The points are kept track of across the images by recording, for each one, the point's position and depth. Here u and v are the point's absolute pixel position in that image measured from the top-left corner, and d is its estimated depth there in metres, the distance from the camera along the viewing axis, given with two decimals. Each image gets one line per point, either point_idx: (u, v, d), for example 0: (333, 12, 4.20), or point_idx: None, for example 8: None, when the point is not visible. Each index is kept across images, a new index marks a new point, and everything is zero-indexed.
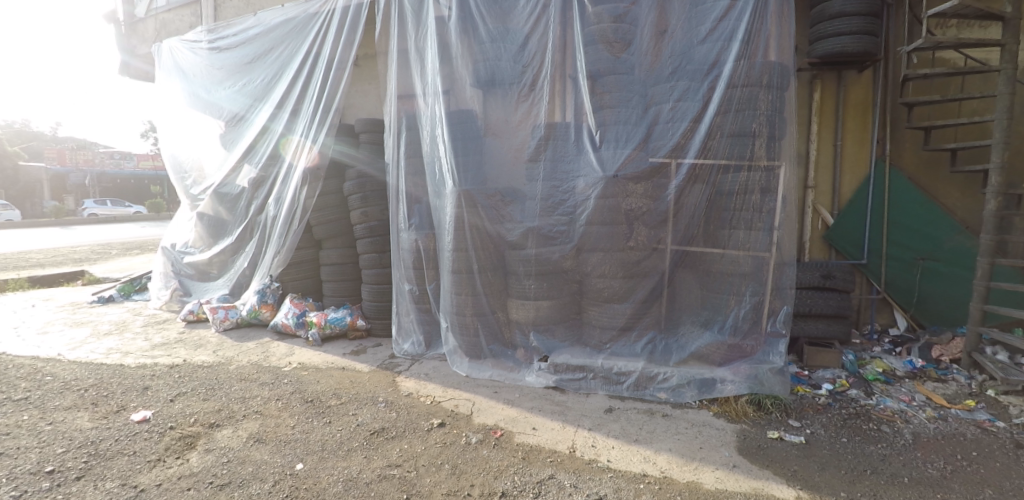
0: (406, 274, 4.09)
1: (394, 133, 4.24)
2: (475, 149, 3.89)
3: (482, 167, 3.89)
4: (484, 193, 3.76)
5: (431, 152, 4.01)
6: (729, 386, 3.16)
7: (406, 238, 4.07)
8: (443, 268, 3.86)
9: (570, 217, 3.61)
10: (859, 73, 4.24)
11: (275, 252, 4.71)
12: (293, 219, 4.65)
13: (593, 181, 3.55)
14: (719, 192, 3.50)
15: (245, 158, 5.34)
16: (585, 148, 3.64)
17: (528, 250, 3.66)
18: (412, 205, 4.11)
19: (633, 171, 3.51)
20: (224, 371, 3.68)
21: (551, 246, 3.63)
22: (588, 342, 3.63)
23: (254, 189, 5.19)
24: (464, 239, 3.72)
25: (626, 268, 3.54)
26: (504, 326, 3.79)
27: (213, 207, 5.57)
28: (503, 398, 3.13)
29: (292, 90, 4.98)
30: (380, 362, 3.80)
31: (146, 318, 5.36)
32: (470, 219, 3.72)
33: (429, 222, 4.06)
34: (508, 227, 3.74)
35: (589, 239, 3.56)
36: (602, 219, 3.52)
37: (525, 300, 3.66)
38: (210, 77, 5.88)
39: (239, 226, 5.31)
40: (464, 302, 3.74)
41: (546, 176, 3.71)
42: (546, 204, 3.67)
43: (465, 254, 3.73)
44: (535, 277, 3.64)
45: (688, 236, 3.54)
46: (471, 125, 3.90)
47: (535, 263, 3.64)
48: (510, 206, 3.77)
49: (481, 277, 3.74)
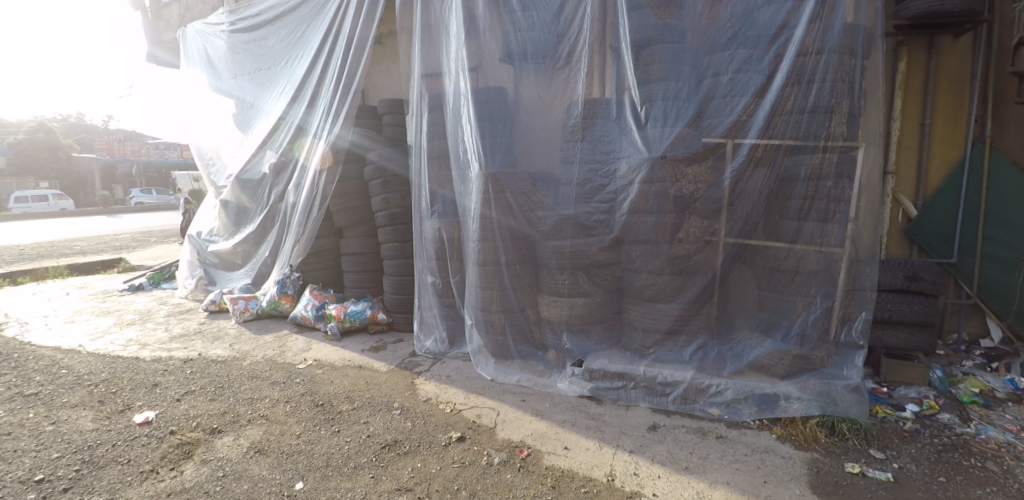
0: (428, 266, 3.79)
1: (417, 114, 3.92)
2: (505, 129, 3.52)
3: (513, 148, 3.52)
4: (513, 177, 3.38)
5: (457, 133, 3.66)
6: (795, 405, 2.72)
7: (430, 227, 3.75)
8: (469, 259, 3.53)
9: (611, 205, 3.19)
10: (956, 37, 3.60)
11: (294, 240, 4.49)
12: (313, 206, 4.42)
13: (637, 164, 3.11)
14: (786, 176, 3.01)
15: (267, 143, 5.14)
16: (629, 125, 3.20)
17: (562, 241, 3.26)
18: (436, 190, 3.78)
19: (684, 153, 3.05)
20: (236, 368, 3.52)
21: (588, 237, 3.22)
22: (628, 346, 3.21)
23: (275, 176, 4.99)
24: (491, 228, 3.37)
25: (674, 264, 3.10)
26: (534, 326, 3.43)
27: (234, 195, 5.42)
28: (531, 408, 2.78)
29: (313, 72, 4.71)
30: (400, 361, 3.52)
31: (170, 308, 5.34)
32: (498, 206, 3.35)
33: (453, 210, 3.72)
34: (540, 215, 3.34)
35: (633, 230, 3.13)
36: (648, 207, 3.08)
37: (557, 297, 3.28)
38: (233, 61, 5.70)
39: (261, 214, 5.14)
40: (490, 297, 3.40)
41: (585, 157, 3.29)
42: (583, 189, 3.26)
43: (492, 245, 3.38)
44: (570, 271, 3.24)
45: (748, 228, 3.06)
46: (500, 104, 3.54)
47: (569, 256, 3.22)
48: (543, 192, 3.38)
49: (510, 271, 3.38)
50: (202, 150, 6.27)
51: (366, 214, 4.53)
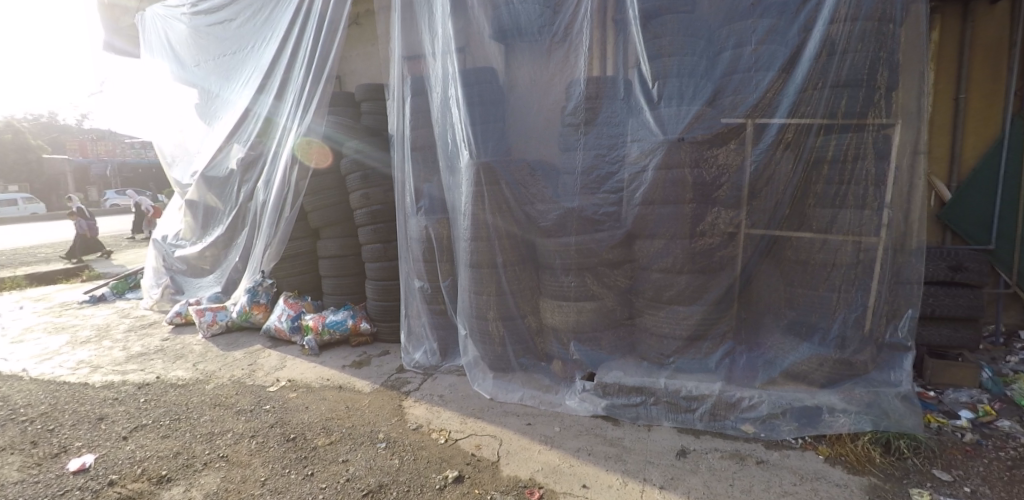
0: (415, 269, 3.37)
1: (398, 99, 3.49)
2: (497, 113, 3.10)
3: (506, 136, 3.11)
4: (509, 168, 2.98)
5: (443, 119, 3.23)
6: (841, 420, 2.38)
7: (415, 225, 3.33)
8: (460, 261, 3.13)
9: (621, 196, 2.80)
10: (993, 3, 3.25)
11: (265, 243, 4.03)
12: (285, 205, 3.96)
13: (650, 149, 2.73)
14: (821, 158, 2.63)
15: (234, 136, 4.66)
16: (639, 105, 2.81)
17: (566, 239, 2.86)
18: (421, 184, 3.35)
19: (704, 134, 2.67)
20: (198, 394, 3.10)
21: (596, 233, 2.82)
22: (645, 355, 2.83)
23: (243, 172, 4.51)
24: (485, 225, 2.97)
25: (695, 260, 2.70)
26: (536, 334, 3.04)
27: (200, 194, 4.93)
28: (539, 434, 2.41)
29: (282, 56, 4.22)
30: (386, 379, 3.11)
31: (132, 321, 4.86)
32: (492, 202, 2.95)
33: (441, 205, 3.29)
34: (540, 209, 2.94)
35: (647, 224, 2.74)
36: (664, 196, 2.69)
37: (563, 302, 2.89)
38: (196, 47, 5.19)
39: (230, 214, 4.66)
40: (486, 304, 3.01)
41: (589, 142, 2.89)
42: (589, 178, 2.85)
43: (486, 244, 2.98)
44: (577, 273, 2.84)
45: (779, 217, 2.69)
46: (491, 85, 3.12)
47: (575, 255, 2.83)
48: (542, 183, 2.97)
49: (507, 274, 2.99)
50: (167, 145, 5.74)
51: (345, 212, 4.05)
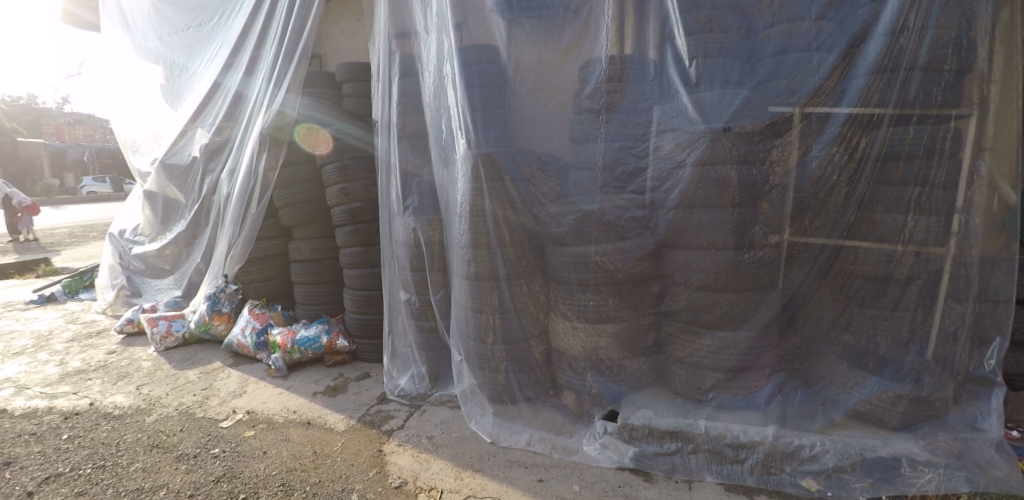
0: (400, 278, 2.85)
1: (384, 80, 2.95)
2: (500, 96, 2.59)
3: (511, 123, 2.60)
4: (514, 161, 2.47)
5: (436, 102, 2.70)
6: (926, 477, 1.96)
7: (402, 227, 2.81)
8: (455, 271, 2.62)
9: (651, 196, 2.30)
10: None
11: (227, 244, 3.48)
12: (250, 200, 3.41)
13: (686, 141, 2.24)
14: (906, 150, 2.10)
15: (197, 120, 4.07)
16: (674, 87, 2.29)
17: (583, 248, 2.33)
18: (407, 177, 2.81)
19: (753, 122, 2.16)
20: (135, 429, 2.56)
21: (621, 240, 2.30)
22: (676, 388, 2.36)
23: (206, 161, 3.94)
24: (485, 230, 2.46)
25: (743, 276, 2.22)
26: (545, 362, 2.55)
27: (159, 183, 4.30)
28: (554, 496, 1.99)
29: (252, 29, 3.66)
30: (365, 412, 2.61)
31: (79, 328, 4.26)
32: (493, 202, 2.44)
33: (432, 205, 2.77)
34: (551, 211, 2.41)
35: (682, 232, 2.26)
36: (705, 198, 2.20)
37: (579, 324, 2.38)
38: (158, 18, 4.58)
39: (191, 208, 4.08)
40: (486, 323, 2.51)
41: (612, 130, 2.37)
42: (611, 175, 2.35)
43: (485, 253, 2.47)
44: (598, 291, 2.33)
45: (844, 224, 2.20)
46: (494, 66, 2.61)
47: (595, 269, 2.32)
48: (554, 179, 2.46)
49: (512, 288, 2.49)
50: (125, 128, 5.09)
51: (321, 209, 3.49)
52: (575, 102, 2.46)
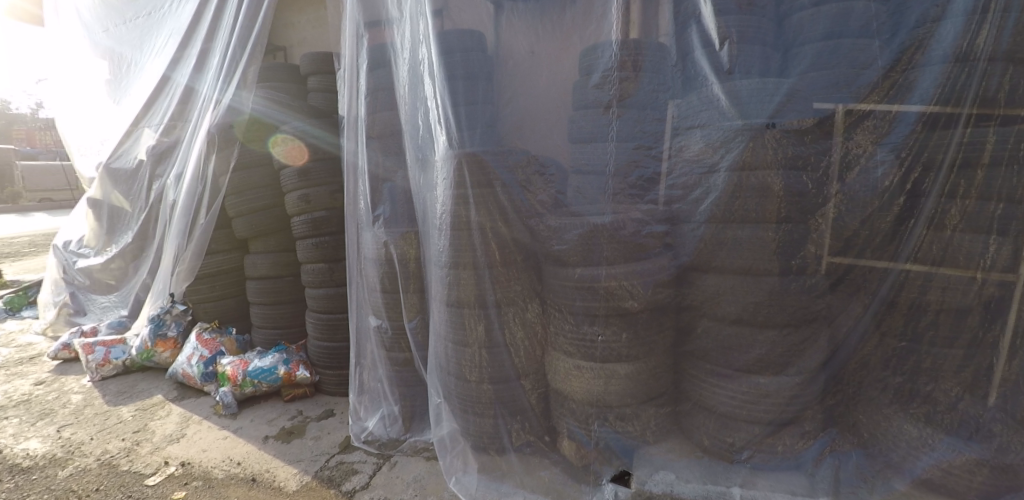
0: (370, 301, 2.43)
1: (349, 73, 2.49)
2: (487, 91, 2.18)
3: (501, 118, 2.18)
4: (506, 163, 2.02)
5: (411, 94, 2.25)
6: None
7: (372, 242, 2.37)
8: (433, 295, 2.18)
9: (673, 208, 1.89)
10: None
11: (177, 255, 3.10)
12: (200, 207, 3.03)
13: (718, 143, 1.82)
14: (995, 156, 1.67)
15: (144, 118, 3.62)
16: (703, 73, 1.87)
17: (591, 270, 1.89)
18: (379, 182, 2.38)
19: (801, 119, 1.75)
20: (39, 488, 2.08)
21: (637, 262, 1.87)
22: (702, 443, 1.97)
23: (154, 165, 3.48)
24: (470, 246, 2.03)
25: (787, 308, 1.81)
26: (542, 406, 2.12)
27: (105, 191, 3.84)
28: None
29: (203, 16, 3.22)
30: (324, 467, 2.17)
31: (11, 352, 3.76)
32: (481, 212, 2.01)
33: (407, 215, 2.33)
34: (551, 224, 1.97)
35: (712, 253, 1.84)
36: (738, 215, 1.81)
37: (583, 363, 1.96)
38: (104, 6, 4.10)
39: (139, 218, 3.64)
40: (471, 360, 2.08)
41: (625, 130, 1.91)
42: (623, 181, 1.91)
43: (469, 275, 2.03)
44: (608, 324, 1.91)
45: (912, 247, 1.78)
46: (481, 55, 2.21)
47: (604, 297, 1.89)
48: (556, 187, 2.03)
49: (502, 318, 2.05)
50: (71, 127, 4.59)
51: (281, 219, 3.06)
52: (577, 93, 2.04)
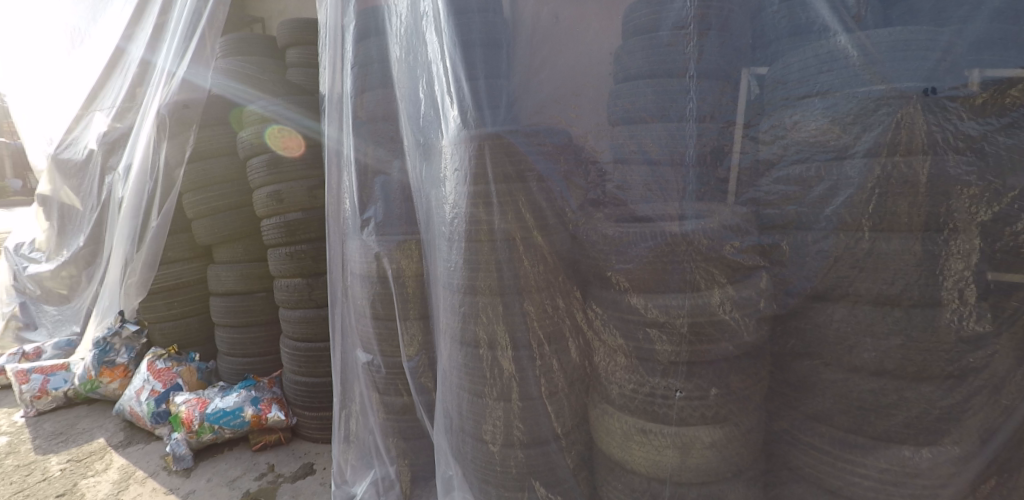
0: (358, 329, 1.90)
1: (330, 42, 1.92)
2: (513, 54, 1.52)
3: (531, 90, 1.50)
4: (541, 147, 1.46)
5: (410, 59, 1.69)
6: None
7: (360, 253, 1.82)
8: (441, 327, 1.64)
9: (783, 210, 1.33)
10: None
11: (128, 256, 2.85)
12: (150, 207, 2.80)
13: (848, 117, 1.25)
14: None
15: (94, 103, 3.20)
16: (819, 21, 1.32)
17: (665, 302, 1.36)
18: (368, 176, 1.82)
19: (975, 82, 1.19)
20: None
21: (735, 287, 1.33)
22: None
23: (105, 155, 3.05)
24: (491, 267, 1.48)
25: (951, 354, 1.25)
26: (590, 478, 1.58)
27: (54, 185, 3.36)
28: None
29: None
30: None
31: None
32: (507, 217, 1.46)
33: (405, 217, 1.78)
34: (609, 234, 1.39)
35: (841, 273, 1.29)
36: (879, 220, 1.24)
37: (652, 427, 1.43)
38: None
39: (89, 221, 3.20)
40: (494, 419, 1.55)
41: (708, 100, 1.39)
42: (708, 174, 1.37)
43: (492, 303, 1.50)
44: (689, 375, 1.39)
45: None
46: (496, 11, 1.57)
47: (681, 338, 1.36)
48: (609, 182, 1.44)
49: (537, 365, 1.51)
50: (17, 104, 4.06)
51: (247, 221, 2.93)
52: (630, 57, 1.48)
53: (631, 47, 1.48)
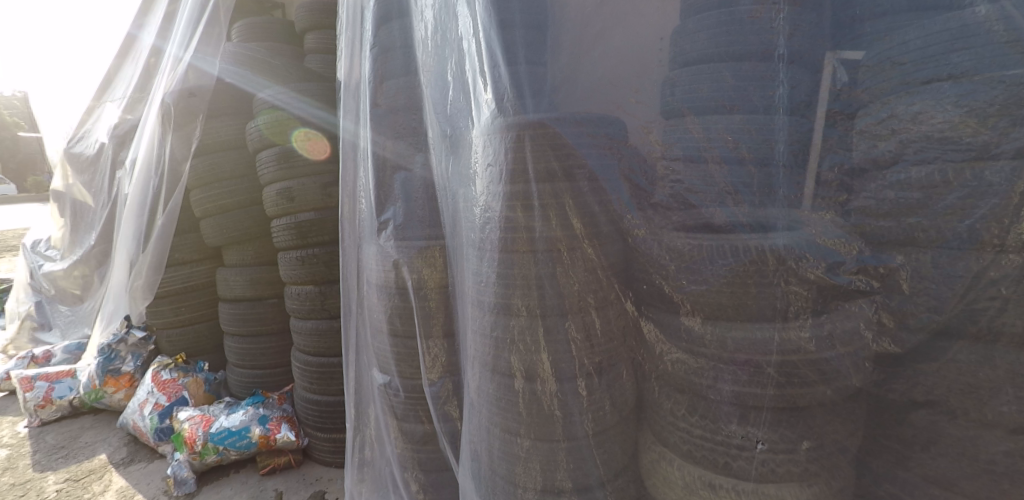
0: (375, 347, 1.69)
1: (349, 20, 1.69)
2: (560, 33, 1.25)
3: (583, 74, 1.25)
4: (594, 139, 1.20)
5: (439, 39, 1.44)
6: None
7: (378, 261, 1.60)
8: (468, 351, 1.42)
9: (902, 224, 1.04)
10: None
11: (137, 247, 2.99)
12: (157, 203, 2.92)
13: (991, 107, 0.97)
14: None
15: (104, 95, 3.34)
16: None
17: (744, 336, 1.12)
18: (387, 172, 1.58)
19: None
20: None
21: (835, 319, 1.08)
22: None
23: (116, 148, 3.17)
24: (530, 283, 1.24)
25: None
26: None
27: (68, 182, 3.51)
28: None
29: None
30: None
31: None
32: (553, 224, 1.21)
33: (428, 219, 1.53)
34: (680, 247, 1.13)
35: (977, 305, 1.01)
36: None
37: (720, 481, 1.19)
38: None
39: (101, 215, 3.35)
40: (530, 461, 1.32)
41: (800, 86, 1.15)
42: (803, 177, 1.10)
43: (531, 326, 1.26)
44: (772, 424, 1.14)
45: None
46: None
47: (764, 376, 1.11)
48: (680, 183, 1.15)
49: (584, 400, 1.26)
50: None
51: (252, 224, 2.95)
52: (691, 39, 1.30)
53: (694, 26, 1.30)
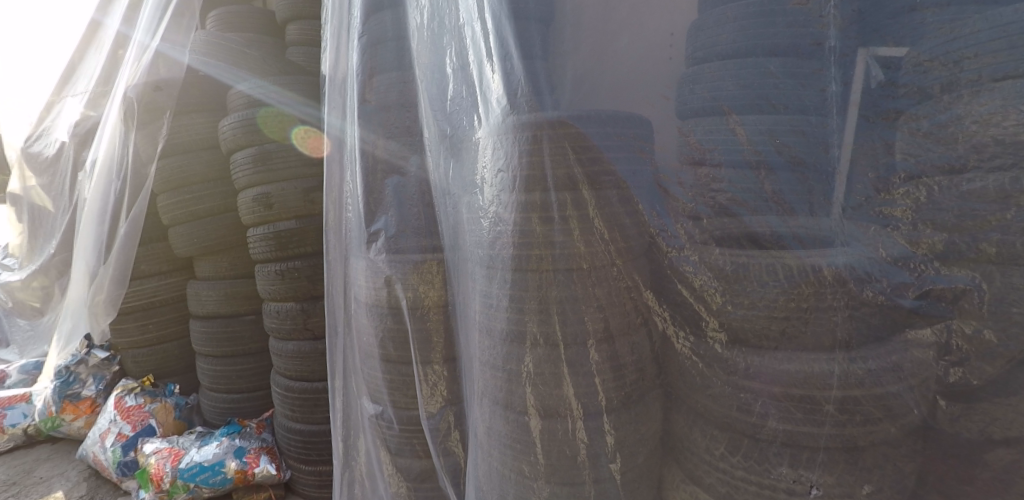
0: (365, 374, 1.52)
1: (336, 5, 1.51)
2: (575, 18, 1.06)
3: (604, 64, 1.05)
4: (622, 140, 1.02)
5: (436, 25, 1.26)
6: None
7: (367, 277, 1.42)
8: (473, 382, 1.27)
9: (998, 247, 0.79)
10: None
11: (97, 257, 2.76)
12: (120, 209, 2.69)
13: None
14: None
15: (65, 89, 3.09)
16: None
17: (800, 367, 0.96)
18: (377, 176, 1.39)
19: None
20: None
21: (909, 357, 0.89)
22: None
23: (78, 148, 2.94)
24: (546, 307, 1.09)
25: None
26: None
27: (26, 184, 3.25)
28: None
29: None
30: None
31: None
32: (575, 240, 1.06)
33: (424, 230, 1.36)
34: (724, 268, 0.97)
35: None
36: None
37: None
38: None
39: (61, 221, 3.09)
40: None
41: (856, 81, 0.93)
42: (870, 184, 0.87)
43: (551, 358, 1.11)
44: (828, 467, 0.99)
45: None
46: None
47: (820, 413, 0.96)
48: (721, 191, 0.95)
49: (608, 439, 1.11)
50: None
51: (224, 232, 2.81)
52: (724, 27, 1.10)
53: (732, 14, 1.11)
